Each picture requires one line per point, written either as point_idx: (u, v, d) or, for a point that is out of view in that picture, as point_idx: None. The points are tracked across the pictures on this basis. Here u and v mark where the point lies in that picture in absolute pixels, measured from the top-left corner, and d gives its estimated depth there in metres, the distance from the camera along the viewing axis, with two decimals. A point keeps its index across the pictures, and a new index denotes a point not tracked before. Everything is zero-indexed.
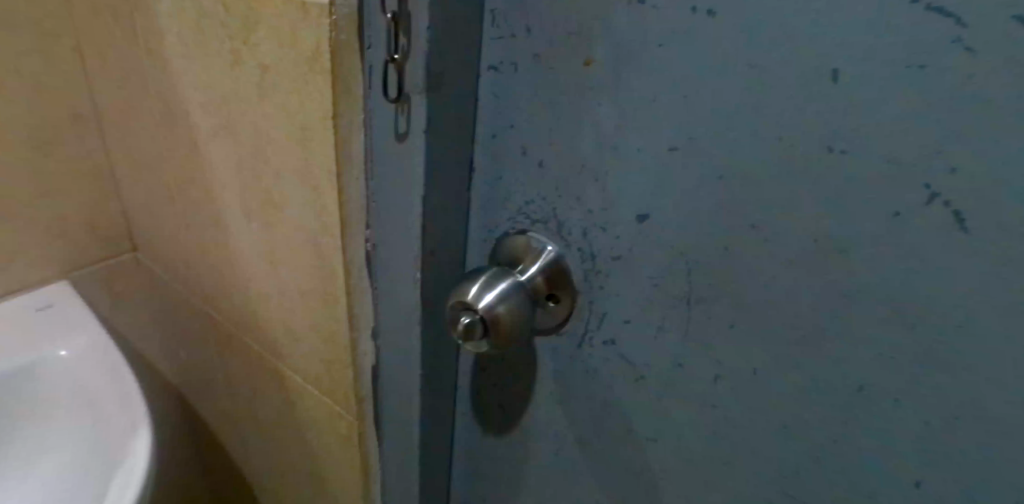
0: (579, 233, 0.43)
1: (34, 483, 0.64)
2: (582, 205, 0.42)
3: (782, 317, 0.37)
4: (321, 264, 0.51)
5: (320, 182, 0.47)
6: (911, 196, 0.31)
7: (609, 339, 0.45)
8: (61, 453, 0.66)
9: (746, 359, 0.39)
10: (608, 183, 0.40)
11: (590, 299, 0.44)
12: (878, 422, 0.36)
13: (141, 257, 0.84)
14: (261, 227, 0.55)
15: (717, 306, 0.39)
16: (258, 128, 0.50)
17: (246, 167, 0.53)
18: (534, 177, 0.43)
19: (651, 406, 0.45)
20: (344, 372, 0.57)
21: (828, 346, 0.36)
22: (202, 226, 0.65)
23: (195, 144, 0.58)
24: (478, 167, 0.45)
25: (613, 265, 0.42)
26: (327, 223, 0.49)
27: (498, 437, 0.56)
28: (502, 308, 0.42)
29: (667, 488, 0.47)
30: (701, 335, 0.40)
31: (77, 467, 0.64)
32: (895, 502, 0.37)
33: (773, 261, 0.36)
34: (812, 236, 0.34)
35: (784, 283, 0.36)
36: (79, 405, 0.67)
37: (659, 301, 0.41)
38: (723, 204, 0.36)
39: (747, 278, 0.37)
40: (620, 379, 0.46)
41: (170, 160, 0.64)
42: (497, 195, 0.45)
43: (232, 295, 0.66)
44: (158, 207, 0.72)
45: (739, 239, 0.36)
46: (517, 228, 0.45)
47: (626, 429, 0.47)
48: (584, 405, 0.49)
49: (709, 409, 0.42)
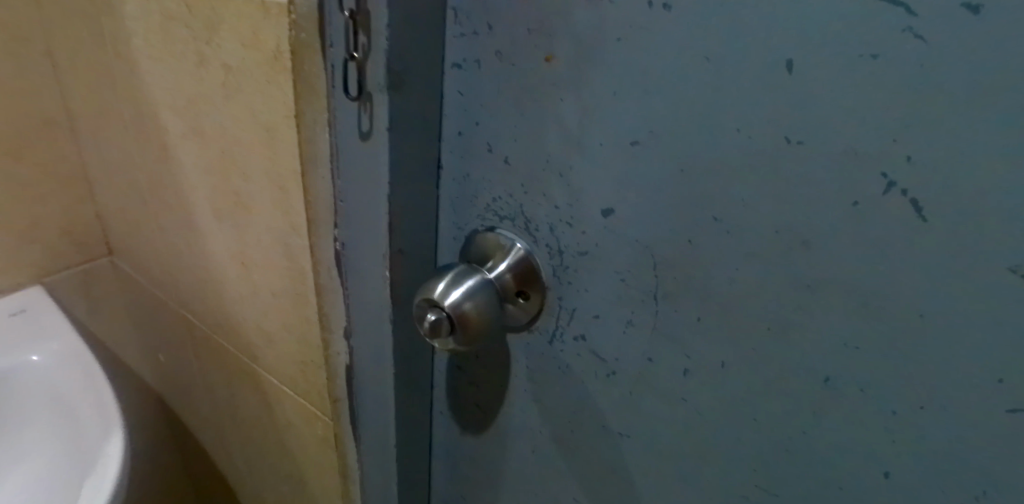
0: (547, 229, 0.43)
1: (9, 489, 0.64)
2: (549, 201, 0.42)
3: (748, 311, 0.37)
4: (291, 264, 0.51)
5: (287, 182, 0.47)
6: (870, 186, 0.31)
7: (580, 335, 0.45)
8: (37, 459, 0.66)
9: (714, 353, 0.39)
10: (573, 178, 0.40)
11: (559, 295, 0.44)
12: (845, 412, 0.36)
13: (118, 262, 0.84)
14: (231, 229, 0.55)
15: (684, 300, 0.39)
16: (224, 129, 0.49)
17: (214, 168, 0.53)
18: (501, 174, 0.43)
19: (623, 402, 0.45)
20: (317, 371, 0.57)
21: (794, 338, 0.36)
22: (175, 229, 0.64)
23: (165, 147, 0.58)
24: (445, 166, 0.45)
25: (580, 261, 0.42)
26: (295, 223, 0.49)
27: (475, 436, 0.55)
28: (469, 305, 0.42)
29: (643, 484, 0.47)
30: (669, 329, 0.40)
31: (54, 472, 0.64)
32: (864, 491, 0.37)
33: (736, 253, 0.36)
34: (775, 228, 0.34)
35: (748, 276, 0.36)
36: (55, 410, 0.66)
37: (627, 296, 0.41)
38: (686, 197, 0.36)
39: (713, 271, 0.37)
40: (592, 375, 0.46)
41: (141, 164, 0.64)
42: (466, 192, 0.45)
43: (206, 298, 0.66)
44: (133, 211, 0.72)
45: (703, 233, 0.36)
46: (486, 226, 0.45)
47: (601, 425, 0.47)
48: (558, 401, 0.49)
49: (680, 403, 0.42)
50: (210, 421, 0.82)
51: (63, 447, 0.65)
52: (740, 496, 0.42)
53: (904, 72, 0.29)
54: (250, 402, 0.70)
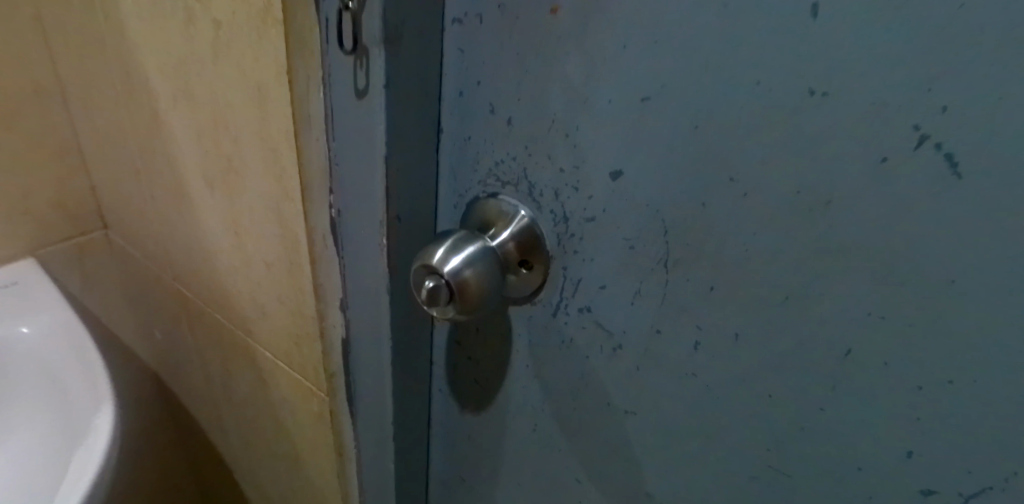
0: (551, 194, 0.41)
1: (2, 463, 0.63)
2: (553, 164, 0.40)
3: (764, 279, 0.35)
4: (285, 232, 0.50)
5: (279, 144, 0.45)
6: (900, 140, 0.29)
7: (585, 306, 0.43)
8: (30, 432, 0.64)
9: (727, 324, 0.37)
10: (579, 139, 0.38)
11: (564, 265, 0.42)
12: (866, 386, 0.34)
13: (112, 236, 0.82)
14: (224, 198, 0.53)
15: (696, 268, 0.37)
16: (214, 90, 0.47)
17: (205, 133, 0.51)
18: (504, 137, 0.41)
19: (629, 377, 0.43)
20: (313, 344, 0.56)
21: (813, 308, 0.34)
22: (167, 199, 0.62)
23: (156, 113, 0.55)
24: (445, 129, 0.43)
25: (586, 228, 0.40)
26: (288, 188, 0.47)
27: (475, 414, 0.54)
28: (469, 273, 0.40)
29: (649, 464, 0.45)
30: (679, 299, 0.38)
31: (46, 446, 0.63)
32: (884, 470, 0.35)
33: (753, 217, 0.34)
34: (795, 189, 0.32)
35: (765, 241, 0.34)
36: (46, 383, 0.65)
37: (634, 264, 0.39)
38: (700, 157, 0.34)
39: (727, 237, 0.35)
40: (597, 349, 0.44)
41: (132, 131, 0.62)
42: (466, 156, 0.43)
43: (200, 271, 0.64)
44: (125, 182, 0.70)
45: (717, 195, 0.34)
46: (488, 192, 0.43)
47: (605, 402, 0.45)
48: (561, 378, 0.47)
49: (690, 378, 0.40)
50: (206, 398, 0.80)
51: (55, 421, 0.64)
52: (752, 477, 0.41)
53: (941, 15, 0.26)
54: (245, 379, 0.68)
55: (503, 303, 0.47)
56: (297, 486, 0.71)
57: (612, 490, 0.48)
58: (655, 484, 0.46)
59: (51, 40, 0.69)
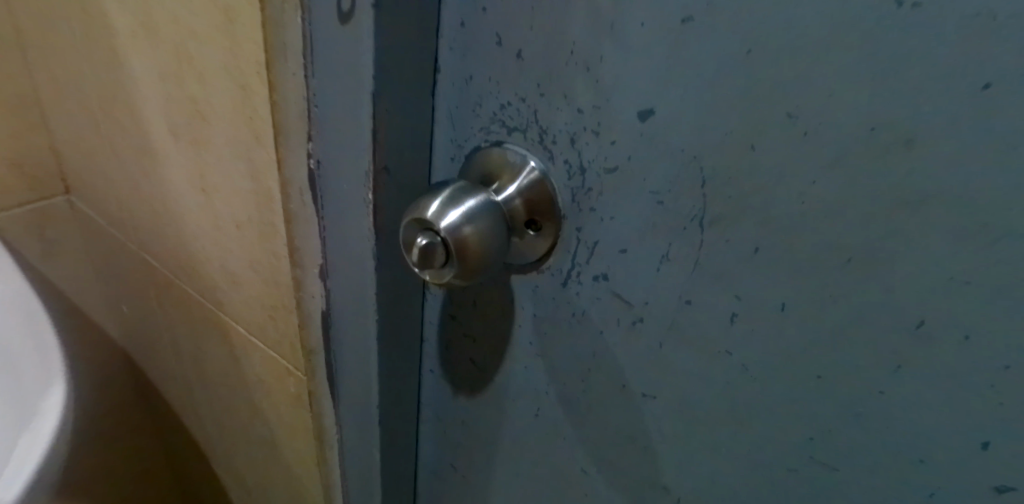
0: (566, 141, 0.35)
1: None
2: (570, 105, 0.34)
3: (820, 237, 0.29)
4: (256, 186, 0.44)
5: (249, 81, 0.39)
6: (1008, 61, 0.23)
7: (601, 274, 0.37)
8: None
9: (772, 293, 0.32)
10: (603, 73, 0.32)
11: (577, 226, 0.37)
12: (937, 366, 0.29)
13: (75, 201, 0.75)
14: (190, 148, 0.47)
15: (736, 225, 0.31)
16: (177, 18, 0.41)
17: (167, 71, 0.44)
18: (512, 73, 0.35)
19: (649, 355, 0.38)
20: (289, 317, 0.50)
21: (879, 271, 0.28)
22: (128, 155, 0.56)
23: (114, 53, 0.49)
24: (443, 66, 0.37)
25: (606, 180, 0.34)
26: (260, 133, 0.41)
27: (469, 396, 0.48)
28: (469, 231, 0.35)
29: (666, 453, 0.40)
30: (714, 263, 0.33)
31: None
32: (950, 464, 0.30)
33: (813, 162, 0.28)
34: (869, 125, 0.26)
35: (825, 191, 0.28)
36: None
37: (663, 223, 0.33)
38: (751, 90, 0.28)
39: (778, 186, 0.29)
40: (612, 324, 0.38)
41: (89, 77, 0.55)
42: (467, 99, 0.37)
43: (166, 235, 0.58)
44: (85, 140, 0.63)
45: (769, 136, 0.29)
46: (492, 140, 0.38)
47: (619, 384, 0.40)
48: (570, 356, 0.41)
49: (722, 356, 0.35)
50: (177, 377, 0.74)
51: (2, 403, 0.57)
52: (788, 470, 0.35)
53: None
54: (214, 357, 0.62)
55: (505, 270, 0.41)
56: (274, 471, 0.66)
57: (622, 482, 0.43)
58: (673, 476, 0.40)
59: None
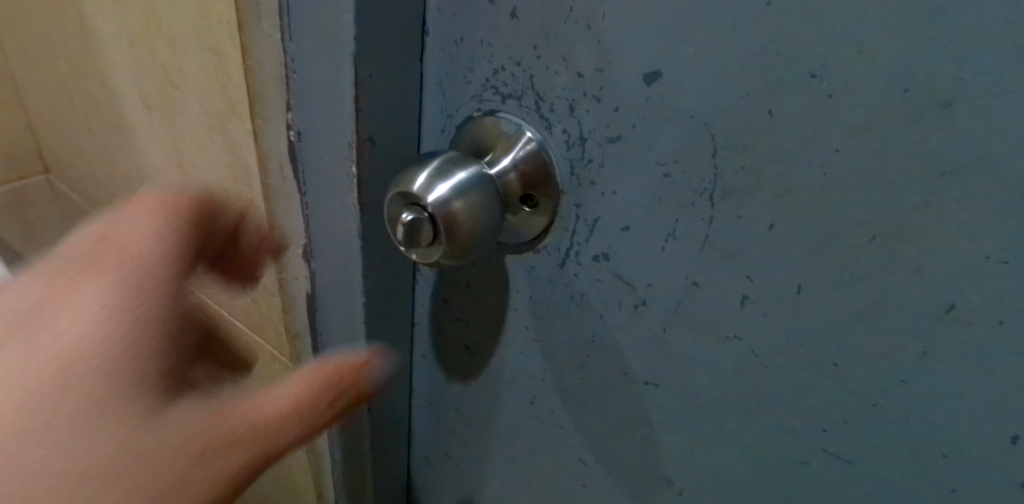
0: (564, 108, 0.32)
1: None
2: (569, 68, 0.31)
3: (842, 212, 0.26)
4: (234, 161, 0.41)
5: (221, 45, 0.36)
6: None
7: (602, 254, 0.35)
8: None
9: (787, 273, 0.29)
10: (606, 32, 0.29)
11: (576, 202, 0.34)
12: (966, 354, 0.26)
13: (55, 181, 0.71)
14: (163, 121, 0.44)
15: (749, 198, 0.28)
16: None
17: (136, 37, 0.41)
18: (506, 34, 0.32)
19: (652, 340, 0.35)
20: (272, 300, 0.48)
21: (906, 249, 0.26)
22: (102, 130, 0.53)
23: (81, 19, 0.46)
24: (432, 28, 0.35)
25: (608, 151, 0.32)
26: (234, 103, 0.38)
27: (463, 382, 0.46)
28: (459, 206, 0.32)
29: (669, 443, 0.37)
30: (724, 241, 0.30)
31: None
32: (978, 461, 0.28)
33: (836, 128, 0.25)
34: (902, 85, 0.24)
35: (848, 160, 0.26)
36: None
37: (670, 197, 0.31)
38: (770, 46, 0.26)
39: (797, 154, 0.27)
40: (613, 306, 0.36)
41: (59, 48, 0.52)
42: (457, 64, 0.35)
43: None
44: (59, 114, 0.60)
45: (788, 98, 0.26)
46: (485, 108, 0.35)
47: (621, 370, 0.37)
48: (568, 341, 0.39)
49: (731, 342, 0.32)
50: None
51: None
52: (800, 464, 0.33)
53: None
54: None
55: (497, 251, 0.39)
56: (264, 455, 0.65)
57: (623, 473, 0.41)
58: (677, 468, 0.38)
59: None
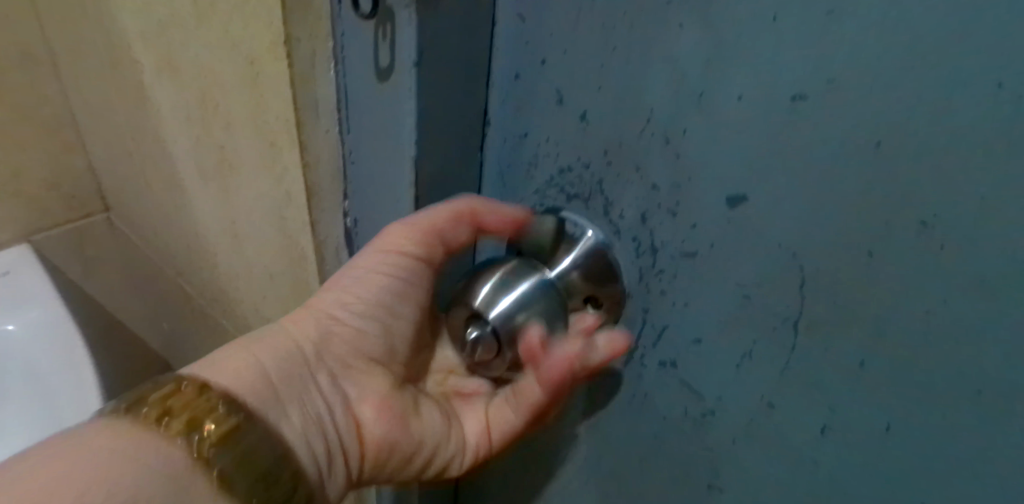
0: (635, 216, 0.30)
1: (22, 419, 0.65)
2: (642, 177, 0.29)
3: (945, 362, 0.24)
4: (288, 243, 0.41)
5: (278, 135, 0.36)
6: None
7: (668, 360, 0.33)
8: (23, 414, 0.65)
9: (874, 411, 0.26)
10: (686, 148, 0.27)
11: (643, 307, 0.32)
12: None
13: (114, 219, 0.80)
14: (220, 194, 0.44)
15: (837, 332, 0.26)
16: (199, 60, 0.38)
17: (192, 112, 0.41)
18: (575, 135, 0.30)
19: (716, 453, 0.33)
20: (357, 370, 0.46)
21: (1015, 412, 0.23)
22: (159, 187, 0.54)
23: (140, 90, 0.46)
24: (494, 120, 0.33)
25: (682, 265, 0.30)
26: (291, 189, 0.37)
27: (514, 457, 0.45)
28: (523, 318, 0.32)
29: None
30: (808, 370, 0.28)
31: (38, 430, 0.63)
32: None
33: (947, 278, 0.23)
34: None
35: (956, 312, 0.23)
36: (35, 417, 0.64)
37: (750, 318, 0.28)
38: (874, 186, 0.23)
39: (899, 298, 0.24)
40: (678, 412, 0.33)
41: (117, 108, 0.53)
42: (520, 158, 0.33)
43: (199, 268, 0.56)
44: (118, 166, 0.61)
45: (892, 240, 0.23)
46: (547, 205, 0.33)
47: (682, 478, 0.35)
48: (626, 438, 0.37)
49: (808, 469, 0.29)
50: None
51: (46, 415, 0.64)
52: None
53: None
54: None
55: None
56: None
57: None
58: None
59: (42, 12, 0.65)
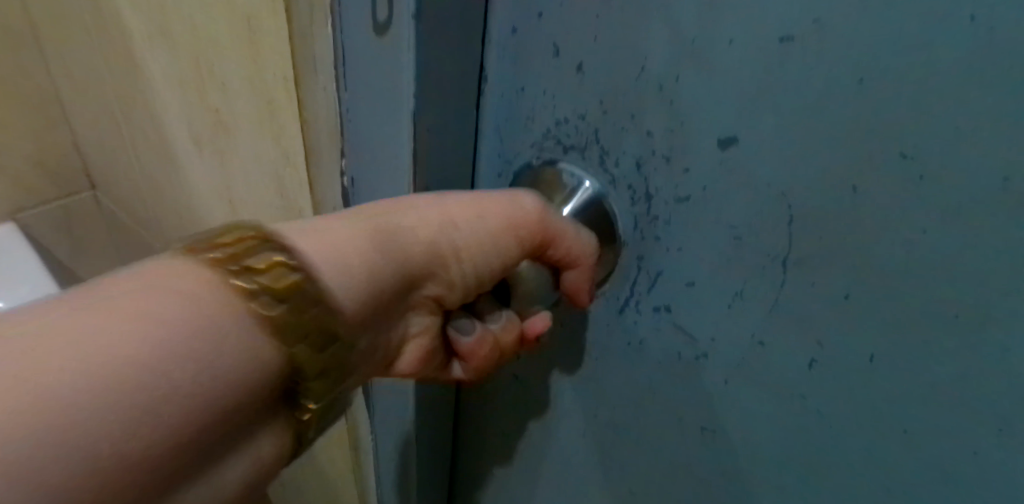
0: (630, 164, 0.31)
1: None
2: (637, 125, 0.30)
3: (924, 290, 0.25)
4: (286, 206, 0.41)
5: (276, 94, 0.36)
6: None
7: (663, 305, 0.34)
8: None
9: (857, 341, 0.28)
10: (679, 93, 0.28)
11: (638, 255, 0.33)
12: None
13: (101, 197, 0.80)
14: (215, 160, 0.44)
15: (823, 266, 0.27)
16: (196, 22, 0.38)
17: (187, 76, 0.41)
18: (571, 86, 0.31)
19: (708, 392, 0.34)
20: None
21: (988, 334, 0.24)
22: (149, 159, 0.54)
23: (130, 57, 0.46)
24: (491, 75, 0.34)
25: (676, 210, 0.31)
26: (289, 150, 0.38)
27: (511, 412, 0.46)
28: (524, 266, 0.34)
29: (722, 492, 0.36)
30: (796, 306, 0.29)
31: None
32: None
33: (922, 210, 0.24)
34: (1000, 174, 0.22)
35: (934, 240, 0.24)
36: None
37: (740, 259, 0.30)
38: (858, 122, 0.24)
39: (880, 231, 0.25)
40: (671, 355, 0.35)
41: (105, 78, 0.53)
42: (518, 112, 0.34)
43: (192, 240, 0.57)
44: (106, 139, 0.60)
45: (874, 174, 0.25)
46: (544, 158, 0.34)
47: (676, 418, 0.36)
48: (621, 384, 0.38)
49: (796, 403, 0.31)
50: None
51: None
52: None
53: None
54: None
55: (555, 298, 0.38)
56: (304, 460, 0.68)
57: None
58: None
59: None
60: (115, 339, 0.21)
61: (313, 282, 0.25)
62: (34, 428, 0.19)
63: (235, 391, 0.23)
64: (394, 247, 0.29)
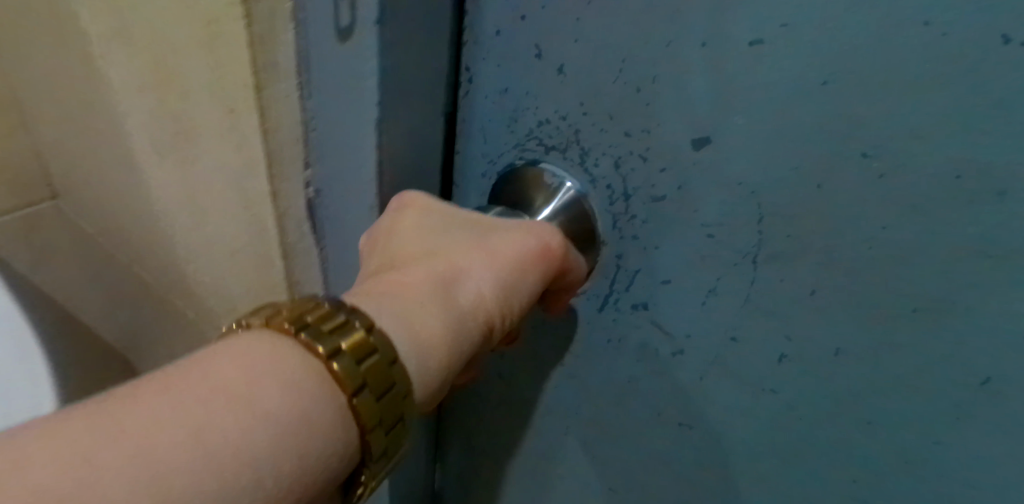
0: (608, 164, 0.31)
1: None
2: (617, 125, 0.30)
3: (887, 281, 0.25)
4: (250, 216, 0.40)
5: (236, 101, 0.35)
6: None
7: (641, 302, 0.33)
8: None
9: (827, 336, 0.28)
10: (656, 93, 0.28)
11: (618, 253, 0.33)
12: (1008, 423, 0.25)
13: (62, 206, 0.78)
14: (177, 167, 0.43)
15: (792, 261, 0.27)
16: (154, 25, 0.37)
17: (146, 81, 0.40)
18: (552, 87, 0.31)
19: (681, 391, 0.34)
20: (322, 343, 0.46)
21: (947, 323, 0.25)
22: (110, 167, 0.53)
23: (89, 62, 0.45)
24: (475, 78, 0.33)
25: (652, 210, 0.30)
26: (251, 158, 0.37)
27: (485, 417, 0.46)
28: None
29: (697, 484, 0.36)
30: (768, 303, 0.29)
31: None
32: None
33: (882, 205, 0.24)
34: (954, 170, 0.22)
35: (897, 235, 0.24)
36: None
37: (714, 257, 0.30)
38: (822, 123, 0.24)
39: (844, 228, 0.25)
40: (645, 356, 0.35)
41: (62, 84, 0.51)
42: (501, 114, 0.33)
43: (155, 251, 0.55)
44: (66, 146, 0.59)
45: (840, 172, 0.25)
46: (527, 159, 0.34)
47: (650, 415, 0.36)
48: (595, 387, 0.38)
49: (767, 397, 0.31)
50: None
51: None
52: None
53: None
54: None
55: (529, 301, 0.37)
56: None
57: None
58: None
59: None
60: (202, 418, 0.20)
61: (384, 340, 0.24)
62: (91, 477, 0.19)
63: (305, 455, 0.22)
64: (453, 301, 0.27)
